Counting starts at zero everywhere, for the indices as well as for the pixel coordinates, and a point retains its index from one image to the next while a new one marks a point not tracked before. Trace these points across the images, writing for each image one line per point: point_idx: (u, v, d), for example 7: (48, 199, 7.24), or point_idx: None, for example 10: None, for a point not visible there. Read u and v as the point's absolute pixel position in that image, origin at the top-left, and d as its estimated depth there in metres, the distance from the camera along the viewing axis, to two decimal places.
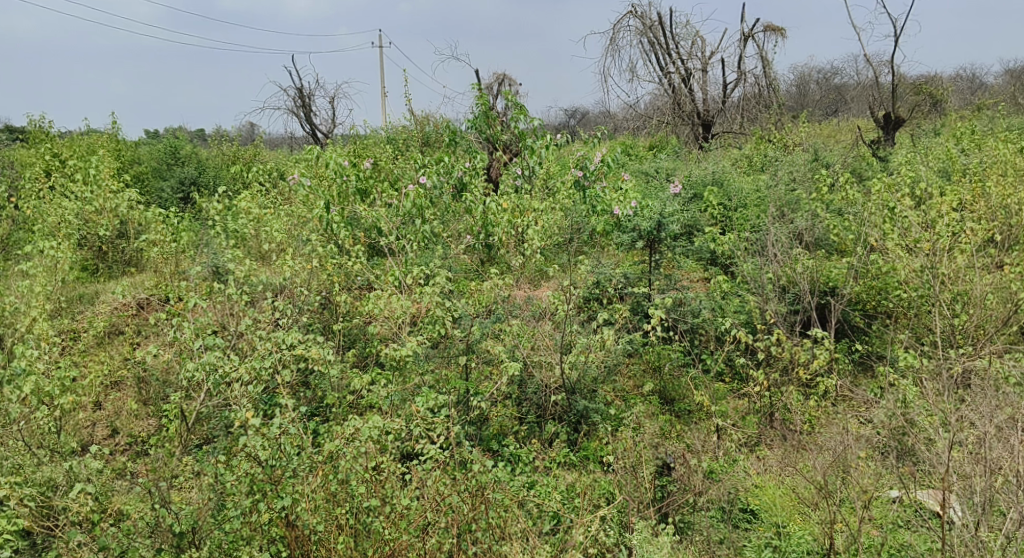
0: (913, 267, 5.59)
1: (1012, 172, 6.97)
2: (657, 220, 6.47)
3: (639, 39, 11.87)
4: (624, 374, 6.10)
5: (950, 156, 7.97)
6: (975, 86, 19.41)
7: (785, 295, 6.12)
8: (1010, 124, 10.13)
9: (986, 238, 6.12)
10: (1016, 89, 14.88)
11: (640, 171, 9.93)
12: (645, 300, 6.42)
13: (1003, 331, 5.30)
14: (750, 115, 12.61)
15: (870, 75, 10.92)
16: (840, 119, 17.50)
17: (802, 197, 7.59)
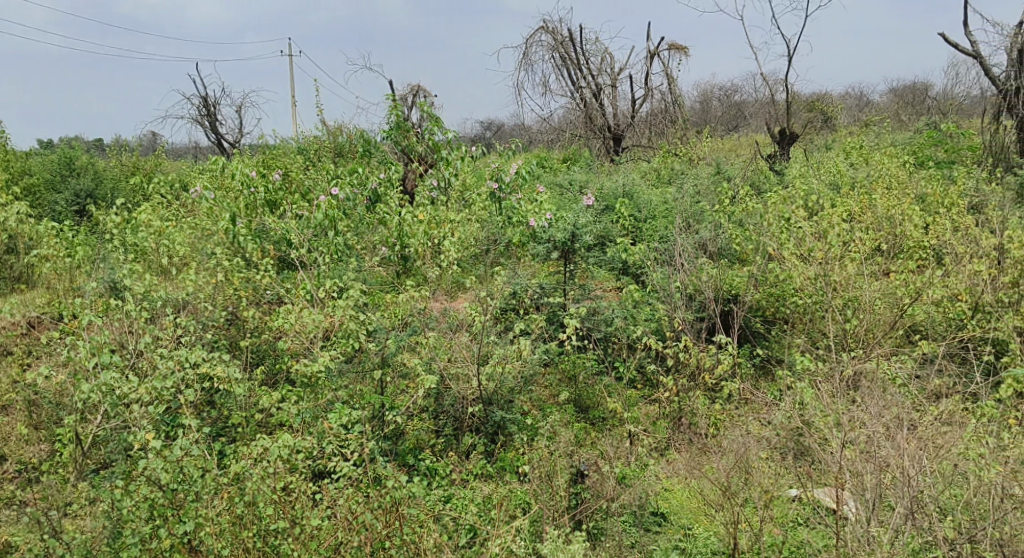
0: (809, 275, 5.92)
1: (895, 186, 7.45)
2: (571, 232, 6.56)
3: (551, 55, 12.08)
4: (540, 383, 6.14)
5: (841, 170, 8.44)
6: (862, 104, 20.63)
7: (692, 303, 6.32)
8: (894, 140, 10.82)
9: (874, 247, 6.51)
10: (899, 107, 15.93)
11: (554, 183, 10.08)
12: (560, 309, 6.50)
13: (891, 334, 5.64)
14: (658, 129, 13.00)
15: (768, 93, 11.47)
16: (741, 134, 18.28)
17: (707, 209, 7.89)
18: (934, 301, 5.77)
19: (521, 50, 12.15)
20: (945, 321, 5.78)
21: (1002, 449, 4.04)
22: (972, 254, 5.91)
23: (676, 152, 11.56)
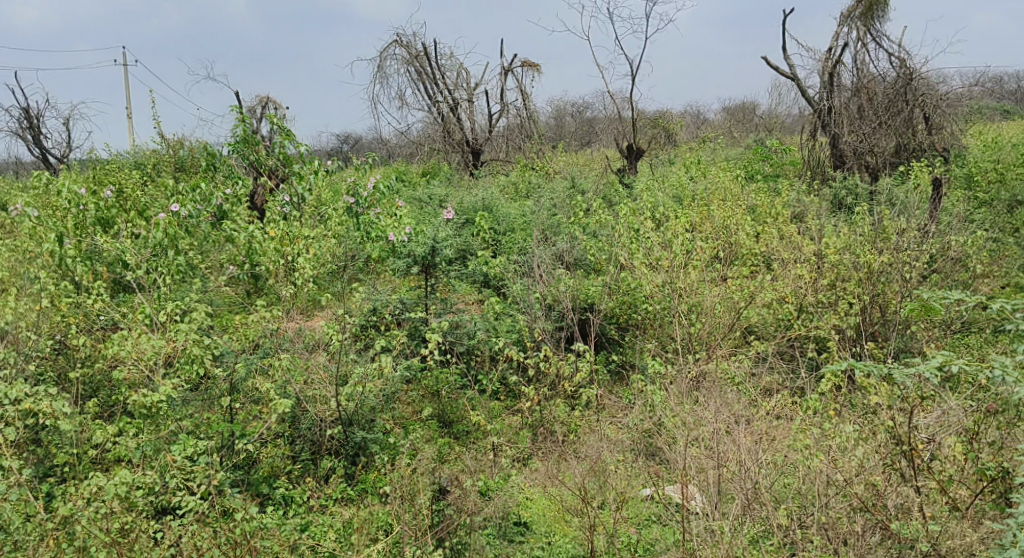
0: (656, 283, 6.23)
1: (730, 198, 8.00)
2: (431, 246, 6.51)
3: (406, 68, 12.03)
4: (402, 400, 6.03)
5: (683, 184, 8.94)
6: (699, 121, 22.05)
7: (551, 313, 6.44)
8: (729, 155, 11.62)
9: (712, 254, 6.93)
10: (732, 124, 17.15)
11: (412, 197, 10.00)
12: (422, 324, 6.40)
13: (730, 335, 6.03)
14: (515, 143, 13.25)
15: (615, 110, 11.98)
16: (593, 149, 18.99)
17: (562, 221, 8.10)
18: (766, 303, 6.20)
19: (376, 63, 12.01)
20: (775, 323, 6.24)
21: (824, 438, 4.42)
22: (796, 259, 6.44)
23: (533, 166, 11.83)
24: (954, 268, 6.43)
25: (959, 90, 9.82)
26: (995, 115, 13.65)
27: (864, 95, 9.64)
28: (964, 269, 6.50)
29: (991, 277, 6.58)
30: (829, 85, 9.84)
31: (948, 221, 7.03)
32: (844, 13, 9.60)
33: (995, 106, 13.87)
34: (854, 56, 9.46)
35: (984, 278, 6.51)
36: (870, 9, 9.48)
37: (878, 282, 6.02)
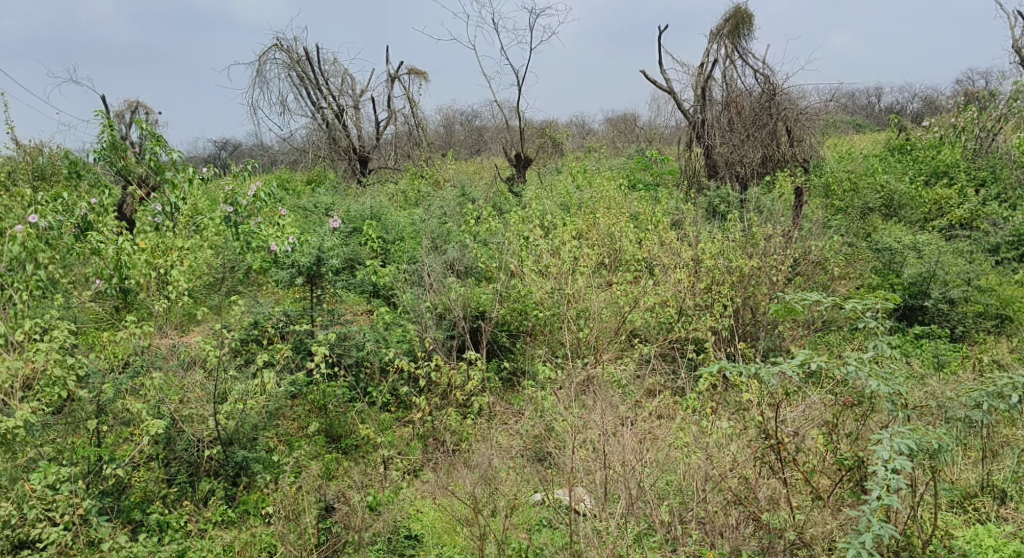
0: (546, 290, 6.37)
1: (614, 207, 8.24)
2: (317, 255, 6.33)
3: (287, 73, 11.71)
4: (287, 416, 5.83)
5: (570, 193, 9.11)
6: (584, 131, 22.61)
7: (442, 322, 6.38)
8: (613, 164, 11.99)
9: (598, 261, 7.09)
10: (616, 135, 17.69)
11: (296, 206, 9.70)
12: (308, 337, 6.18)
13: (616, 339, 6.17)
14: (403, 151, 13.15)
15: (503, 119, 12.11)
16: (482, 158, 19.09)
17: (452, 230, 8.07)
18: (649, 307, 6.39)
19: (255, 67, 11.61)
20: (657, 325, 6.43)
21: (702, 436, 4.62)
22: (675, 265, 6.72)
23: (422, 174, 11.75)
24: (816, 271, 6.88)
25: (816, 105, 10.57)
26: (850, 129, 14.74)
27: (733, 109, 10.21)
28: (824, 271, 6.99)
29: (847, 279, 7.10)
30: (702, 99, 10.33)
31: (810, 227, 7.53)
32: (714, 30, 10.10)
33: (850, 120, 15.01)
34: (724, 71, 9.97)
35: (841, 280, 7.05)
36: (737, 27, 10.03)
37: (748, 286, 6.42)
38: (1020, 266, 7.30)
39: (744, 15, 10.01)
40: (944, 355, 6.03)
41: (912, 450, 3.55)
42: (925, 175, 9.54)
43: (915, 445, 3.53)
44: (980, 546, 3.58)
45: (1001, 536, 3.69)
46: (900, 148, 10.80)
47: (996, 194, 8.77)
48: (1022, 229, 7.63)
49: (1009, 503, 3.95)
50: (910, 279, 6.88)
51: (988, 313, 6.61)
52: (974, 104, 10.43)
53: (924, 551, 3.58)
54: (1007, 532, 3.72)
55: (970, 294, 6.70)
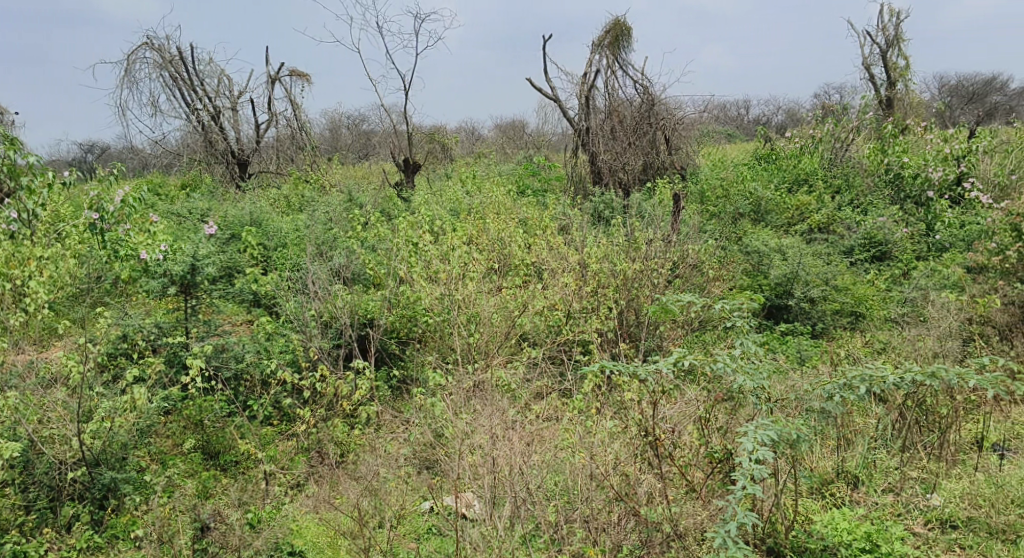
0: (435, 295, 6.27)
1: (502, 212, 8.31)
2: (191, 263, 6.05)
3: (159, 73, 11.15)
4: (159, 433, 5.52)
5: (459, 198, 9.09)
6: (474, 136, 22.71)
7: (328, 330, 6.23)
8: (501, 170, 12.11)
9: (488, 266, 7.07)
10: (504, 141, 17.88)
11: (169, 211, 9.22)
12: (182, 350, 5.88)
13: (505, 343, 6.19)
14: (286, 155, 12.79)
15: (389, 123, 12.00)
16: (370, 162, 18.82)
17: (338, 236, 7.90)
18: (538, 311, 6.44)
19: (122, 66, 10.99)
20: (546, 328, 6.48)
21: (586, 436, 4.73)
22: (562, 269, 6.84)
23: (307, 179, 11.45)
24: (693, 273, 7.20)
25: (692, 115, 11.04)
26: (722, 138, 15.52)
27: (615, 118, 10.58)
28: (700, 274, 7.33)
29: (721, 281, 7.48)
30: (585, 107, 10.63)
31: (688, 232, 7.89)
32: (596, 41, 10.41)
33: (722, 130, 15.82)
34: (605, 81, 10.28)
35: (717, 281, 7.41)
36: (617, 39, 10.38)
37: (631, 289, 6.69)
38: (870, 266, 7.91)
39: (624, 27, 10.37)
40: (806, 351, 6.46)
41: (773, 440, 3.82)
42: (788, 182, 10.20)
43: (776, 436, 3.80)
44: (835, 529, 3.86)
45: (853, 519, 3.99)
46: (766, 157, 11.48)
47: (850, 200, 9.48)
48: (872, 234, 8.30)
49: (860, 487, 4.28)
50: (776, 280, 7.35)
51: (844, 310, 7.11)
52: (830, 117, 11.25)
53: (786, 537, 3.86)
54: (858, 514, 4.02)
55: (828, 293, 7.20)
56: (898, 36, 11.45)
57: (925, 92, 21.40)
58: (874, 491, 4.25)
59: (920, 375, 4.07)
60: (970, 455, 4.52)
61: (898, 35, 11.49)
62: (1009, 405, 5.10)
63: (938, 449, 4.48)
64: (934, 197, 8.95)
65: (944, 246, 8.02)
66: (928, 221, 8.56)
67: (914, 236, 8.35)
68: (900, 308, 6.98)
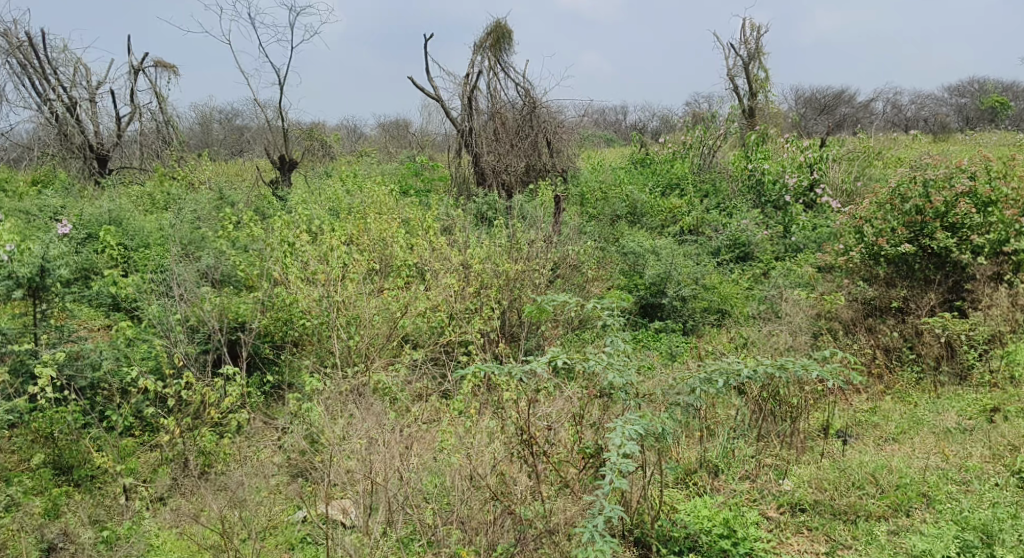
0: (313, 298, 5.99)
1: (381, 211, 8.19)
2: (40, 265, 5.63)
3: (5, 60, 10.29)
4: (3, 449, 5.12)
5: (339, 196, 8.87)
6: (354, 135, 22.32)
7: (195, 335, 5.96)
8: (382, 169, 11.96)
9: (368, 267, 6.81)
10: (386, 140, 17.68)
11: (17, 208, 8.52)
12: (30, 357, 5.48)
13: (386, 346, 6.02)
14: (150, 150, 12.14)
15: (264, 119, 11.59)
16: (244, 158, 18.11)
17: (206, 236, 7.55)
18: (420, 313, 6.29)
19: None
20: (429, 330, 6.37)
21: (464, 436, 4.73)
22: (445, 270, 6.75)
23: (174, 175, 10.88)
24: (573, 273, 7.42)
25: (572, 119, 11.31)
26: (601, 142, 15.95)
27: (497, 120, 10.67)
28: (579, 274, 7.53)
29: (599, 281, 7.70)
30: (468, 108, 10.66)
31: (567, 233, 8.07)
32: (477, 43, 10.47)
33: (601, 134, 16.25)
34: (487, 82, 10.34)
35: (595, 281, 7.65)
36: (498, 41, 10.47)
37: (514, 289, 6.78)
38: (735, 266, 8.36)
39: (504, 30, 10.47)
40: (677, 348, 6.76)
41: (640, 434, 3.97)
42: (662, 186, 10.61)
43: (642, 430, 3.95)
44: (697, 517, 4.07)
45: (713, 506, 4.22)
46: (641, 161, 11.90)
47: (716, 204, 9.98)
48: (736, 236, 8.78)
49: (720, 475, 4.54)
50: (650, 280, 7.65)
51: (711, 308, 7.48)
52: (699, 124, 11.79)
53: (652, 527, 4.02)
54: (718, 502, 4.26)
55: (697, 291, 7.56)
56: (759, 49, 12.16)
57: (782, 102, 22.72)
58: (732, 479, 4.51)
59: (770, 367, 4.35)
60: (817, 441, 4.88)
61: (760, 49, 12.21)
62: (852, 395, 5.52)
63: (789, 437, 4.81)
64: (789, 201, 9.58)
65: (800, 248, 8.57)
66: (785, 224, 9.14)
67: (773, 238, 8.89)
68: (759, 305, 7.39)
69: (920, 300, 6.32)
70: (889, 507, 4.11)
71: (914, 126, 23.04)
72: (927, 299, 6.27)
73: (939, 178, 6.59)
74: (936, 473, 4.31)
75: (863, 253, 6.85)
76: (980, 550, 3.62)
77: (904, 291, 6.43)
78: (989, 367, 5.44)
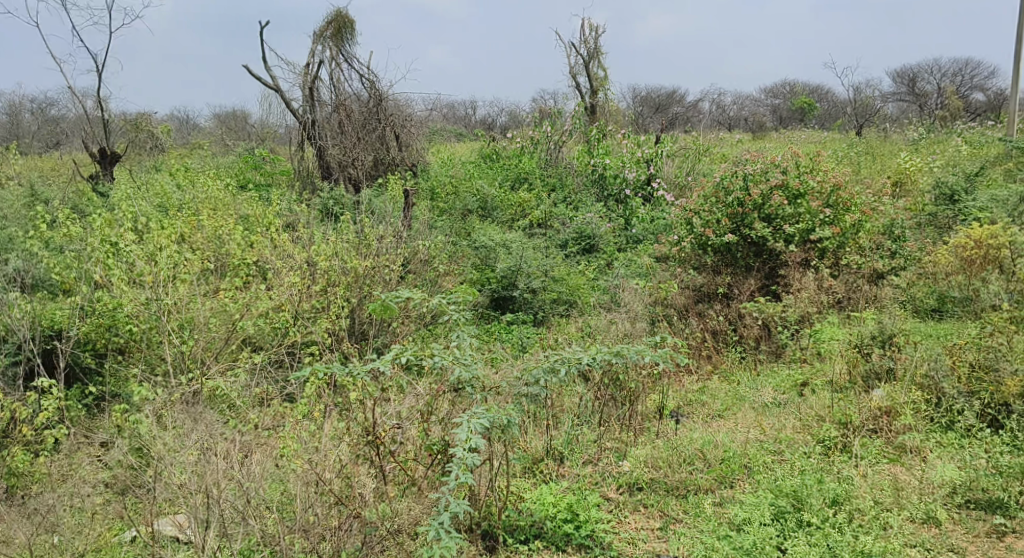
0: (139, 301, 5.55)
1: (218, 206, 7.75)
2: None
3: None
4: None
5: (168, 193, 8.34)
6: (188, 127, 21.06)
7: (1, 346, 5.45)
8: (219, 164, 11.37)
9: (202, 267, 6.42)
10: (224, 133, 16.82)
11: None
12: None
13: (224, 350, 5.74)
14: None
15: (83, 108, 10.67)
16: (61, 152, 16.63)
17: (14, 236, 6.87)
18: (262, 313, 6.01)
19: None
20: (272, 330, 6.12)
21: (307, 439, 4.59)
22: (288, 268, 6.49)
23: None
24: (425, 268, 7.38)
25: (420, 113, 11.24)
26: (450, 137, 15.97)
27: (342, 112, 10.41)
28: (431, 268, 7.49)
29: (450, 275, 7.70)
30: (310, 99, 10.32)
31: (416, 227, 8.02)
32: (317, 32, 10.16)
33: (450, 128, 16.27)
34: (330, 73, 10.07)
35: (447, 275, 7.65)
36: (339, 31, 10.22)
37: (362, 285, 6.66)
38: (581, 258, 8.65)
39: (345, 20, 10.25)
40: (527, 339, 6.89)
41: (485, 427, 4.00)
42: (510, 180, 10.78)
43: (488, 423, 3.99)
44: (543, 504, 4.17)
45: (558, 492, 4.34)
46: (489, 156, 12.04)
47: (562, 198, 10.29)
48: (581, 229, 9.09)
49: (564, 462, 4.69)
50: (502, 273, 7.75)
51: (559, 299, 7.71)
52: (544, 120, 12.07)
53: (499, 519, 4.08)
54: (562, 488, 4.38)
55: (547, 283, 7.75)
56: (598, 49, 12.63)
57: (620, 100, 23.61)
58: (575, 465, 4.67)
59: (608, 355, 4.52)
60: (653, 423, 5.14)
61: (598, 48, 12.67)
62: (684, 376, 5.86)
63: (628, 420, 5.04)
64: (630, 195, 10.05)
65: (639, 239, 9.02)
66: (626, 217, 9.58)
67: (615, 230, 9.29)
68: (602, 295, 7.70)
69: (742, 286, 6.81)
70: (716, 480, 4.42)
71: (738, 124, 24.75)
72: (749, 285, 6.78)
73: (756, 172, 7.16)
74: (755, 445, 4.67)
75: (693, 243, 7.34)
76: (791, 515, 3.98)
77: (729, 279, 6.91)
78: (801, 345, 5.95)
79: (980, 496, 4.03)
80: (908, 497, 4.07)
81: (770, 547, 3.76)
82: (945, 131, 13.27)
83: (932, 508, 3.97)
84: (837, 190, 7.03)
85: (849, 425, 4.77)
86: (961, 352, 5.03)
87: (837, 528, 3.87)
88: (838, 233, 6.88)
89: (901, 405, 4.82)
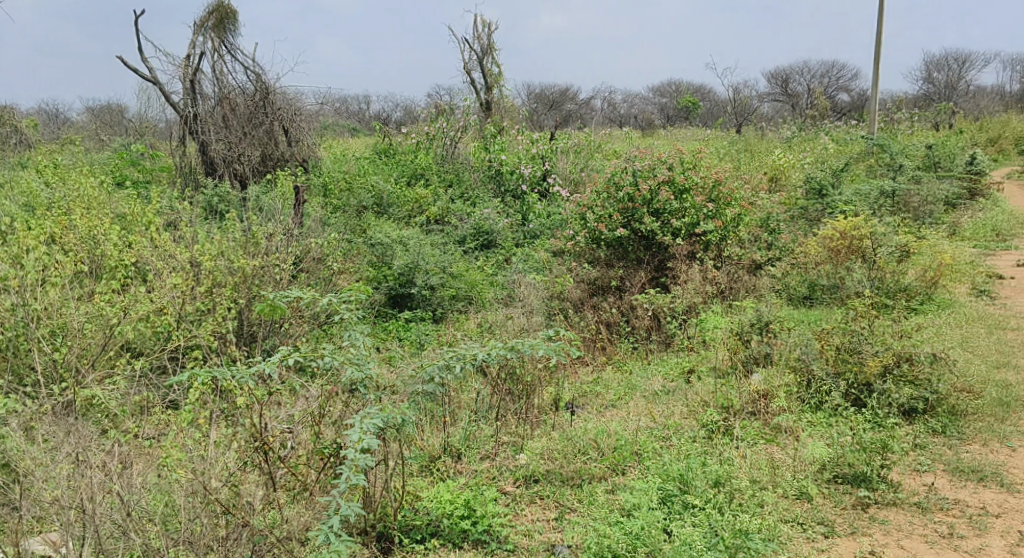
0: (3, 307, 5.16)
1: (92, 204, 7.32)
2: None
3: None
4: None
5: (36, 191, 7.79)
6: (58, 120, 19.69)
7: None
8: (93, 160, 10.71)
9: (75, 269, 6.04)
10: (98, 127, 15.82)
11: None
12: None
13: (101, 357, 5.45)
14: None
15: None
16: None
17: None
18: (142, 317, 5.71)
19: None
20: (153, 335, 5.83)
21: (192, 448, 4.40)
22: (169, 268, 6.20)
23: None
24: (318, 267, 7.23)
25: (310, 107, 10.98)
26: (344, 132, 15.66)
27: (226, 106, 10.01)
28: (325, 266, 7.32)
29: (346, 273, 7.56)
30: (191, 92, 9.86)
31: (309, 225, 7.83)
32: (197, 22, 9.72)
33: (344, 123, 15.95)
34: (212, 65, 9.67)
35: (343, 273, 7.49)
36: (221, 21, 9.82)
37: (251, 286, 6.45)
38: (479, 254, 8.69)
39: (228, 10, 9.85)
40: (425, 336, 6.88)
41: (378, 427, 3.95)
42: (406, 176, 10.69)
43: (381, 423, 3.94)
44: (439, 502, 4.18)
45: (454, 489, 4.35)
46: (384, 151, 11.89)
47: (459, 194, 10.30)
48: (479, 225, 9.12)
49: (462, 458, 4.70)
50: (400, 270, 7.65)
51: (458, 295, 7.76)
52: (439, 115, 12.04)
53: (395, 518, 4.05)
54: (458, 484, 4.39)
55: (445, 280, 7.76)
56: (491, 45, 12.69)
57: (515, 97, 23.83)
58: (472, 461, 4.69)
59: (502, 350, 4.53)
60: (548, 415, 5.22)
61: (491, 45, 12.73)
62: (579, 368, 5.99)
63: (523, 414, 5.11)
64: (526, 191, 10.18)
65: (536, 235, 9.16)
66: (523, 213, 9.70)
67: (512, 225, 9.39)
68: (499, 290, 7.77)
69: (633, 278, 7.02)
70: (608, 468, 4.55)
71: (628, 121, 25.47)
72: (639, 277, 6.99)
73: (644, 168, 7.33)
74: (645, 433, 4.83)
75: (586, 238, 7.52)
76: (677, 498, 4.15)
77: (620, 272, 7.12)
78: (687, 335, 6.19)
79: (846, 470, 4.33)
80: (783, 475, 4.32)
81: (656, 530, 3.90)
82: (816, 129, 14.16)
83: (804, 484, 4.23)
84: (718, 184, 7.33)
85: (730, 409, 5.02)
86: (828, 337, 5.39)
87: (719, 508, 4.06)
88: (720, 227, 7.19)
89: (776, 388, 5.12)
